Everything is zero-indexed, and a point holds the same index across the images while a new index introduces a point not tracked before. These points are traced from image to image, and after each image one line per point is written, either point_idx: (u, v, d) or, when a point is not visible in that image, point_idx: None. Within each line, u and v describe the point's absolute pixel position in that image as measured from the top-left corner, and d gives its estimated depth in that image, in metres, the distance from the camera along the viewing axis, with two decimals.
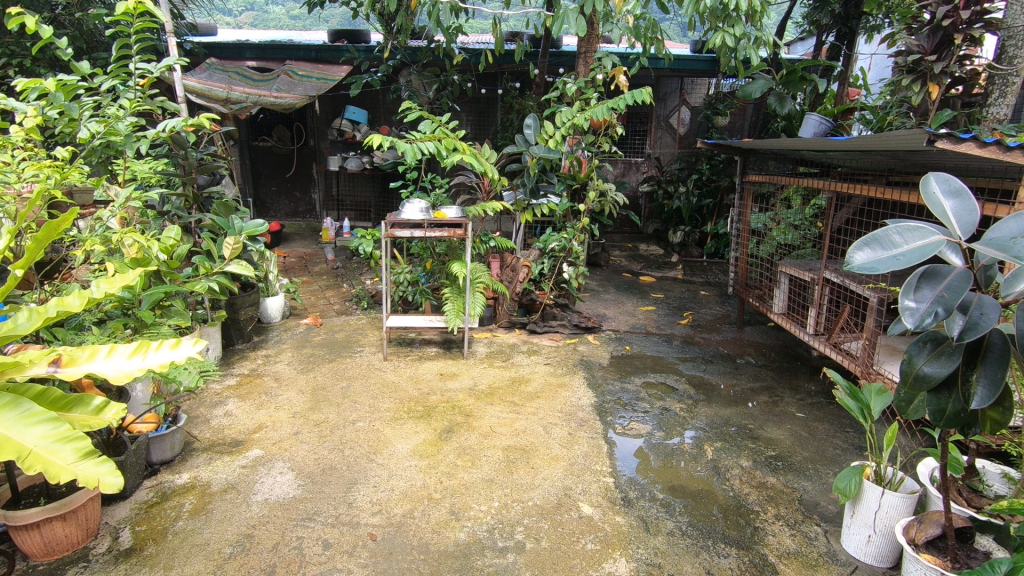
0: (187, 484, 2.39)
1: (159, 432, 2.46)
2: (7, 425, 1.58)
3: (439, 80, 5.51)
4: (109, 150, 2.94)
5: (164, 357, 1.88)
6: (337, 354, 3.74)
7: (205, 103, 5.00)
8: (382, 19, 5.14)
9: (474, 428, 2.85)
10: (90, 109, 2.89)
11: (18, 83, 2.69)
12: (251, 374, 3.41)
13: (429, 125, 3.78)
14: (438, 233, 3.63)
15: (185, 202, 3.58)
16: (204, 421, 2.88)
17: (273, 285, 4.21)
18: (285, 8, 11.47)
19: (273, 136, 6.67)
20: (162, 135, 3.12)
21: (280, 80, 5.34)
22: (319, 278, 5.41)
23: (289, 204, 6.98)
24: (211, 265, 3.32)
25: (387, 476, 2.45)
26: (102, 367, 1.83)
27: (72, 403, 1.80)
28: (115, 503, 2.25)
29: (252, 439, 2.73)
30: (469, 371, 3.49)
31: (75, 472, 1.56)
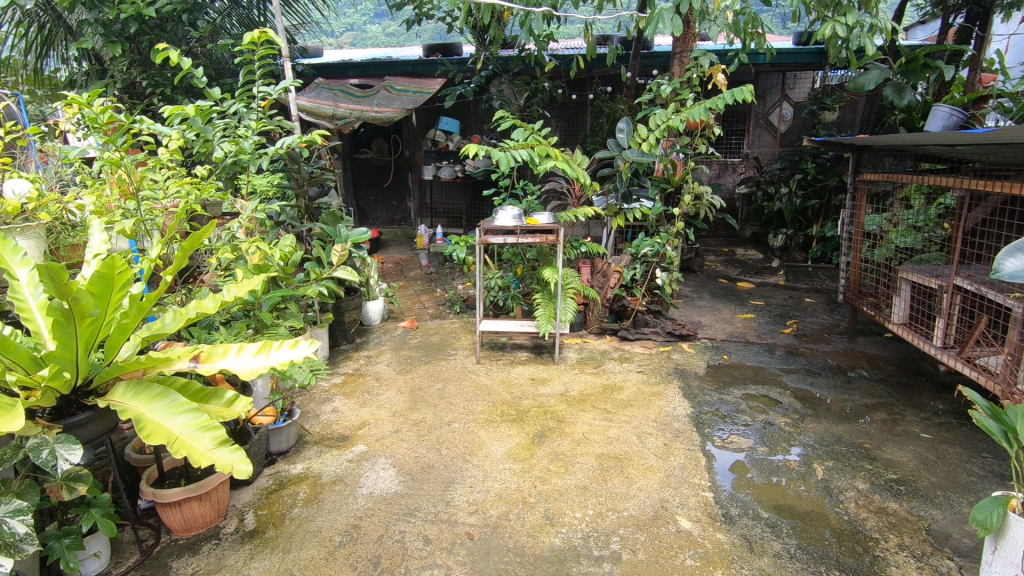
0: (301, 474, 2.58)
1: (276, 424, 2.68)
2: (158, 414, 1.79)
3: (530, 88, 5.58)
4: (236, 167, 3.25)
5: (285, 356, 2.05)
6: (433, 356, 3.88)
7: (314, 120, 5.38)
8: (475, 31, 5.29)
9: (566, 434, 2.85)
10: (222, 131, 3.20)
11: (165, 110, 3.03)
12: (354, 373, 3.63)
13: (522, 133, 3.85)
14: (531, 239, 3.66)
15: (298, 213, 3.90)
16: (314, 416, 3.09)
17: (373, 290, 4.44)
18: (382, 26, 12.16)
19: (372, 149, 7.03)
20: (279, 152, 3.39)
21: (380, 96, 5.67)
22: (415, 283, 5.66)
23: (386, 212, 7.35)
24: (320, 271, 3.57)
25: (482, 477, 2.51)
26: (233, 364, 2.03)
27: (208, 395, 2.00)
28: (240, 488, 2.47)
29: (357, 435, 2.90)
30: (560, 377, 3.50)
31: (213, 458, 1.73)
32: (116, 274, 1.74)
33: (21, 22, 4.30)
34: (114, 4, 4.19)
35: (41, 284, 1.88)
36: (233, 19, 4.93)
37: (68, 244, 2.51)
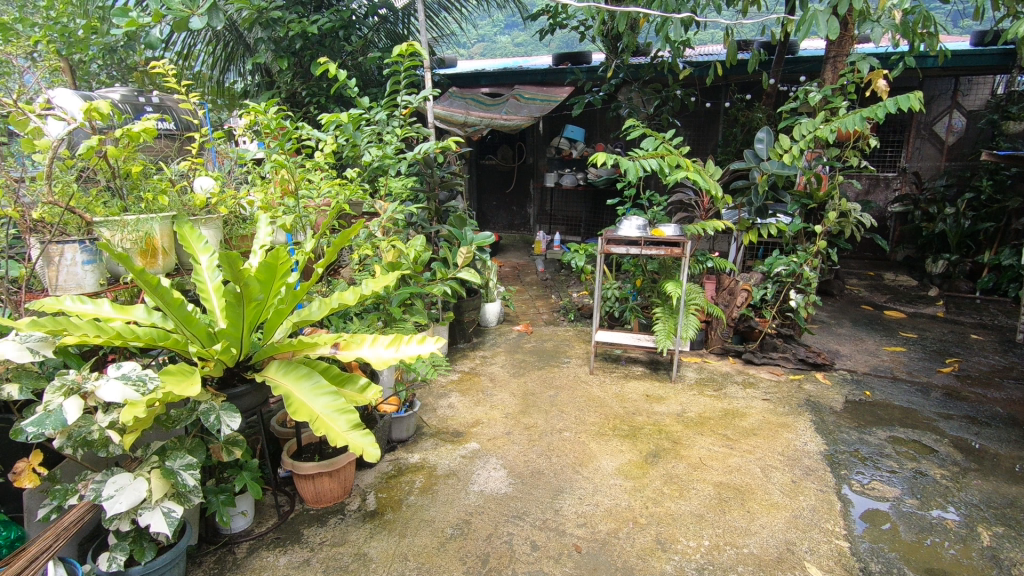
0: (418, 463, 2.71)
1: (398, 414, 2.81)
2: (303, 393, 1.97)
3: (660, 96, 5.43)
4: (378, 171, 3.49)
5: (413, 350, 2.17)
6: (546, 362, 3.90)
7: (446, 128, 5.65)
8: (607, 39, 5.25)
9: (682, 456, 2.72)
10: (369, 137, 3.46)
11: (323, 117, 3.34)
12: (470, 372, 3.75)
13: (652, 142, 3.76)
14: (655, 251, 3.55)
15: (428, 215, 4.12)
16: (432, 409, 3.24)
17: (492, 293, 4.57)
18: (511, 39, 12.60)
19: (497, 155, 7.25)
20: (417, 157, 3.59)
21: (509, 104, 5.84)
22: (530, 288, 5.74)
23: (507, 217, 7.55)
24: (446, 271, 3.73)
25: (592, 490, 2.47)
26: (368, 353, 2.18)
27: (345, 380, 2.16)
28: (364, 469, 2.65)
29: (471, 433, 2.99)
30: (677, 397, 3.35)
31: (347, 439, 1.87)
32: (279, 264, 1.93)
33: (210, 41, 4.95)
34: (285, 22, 4.68)
35: (218, 269, 2.16)
36: (381, 33, 5.36)
37: (239, 235, 2.80)
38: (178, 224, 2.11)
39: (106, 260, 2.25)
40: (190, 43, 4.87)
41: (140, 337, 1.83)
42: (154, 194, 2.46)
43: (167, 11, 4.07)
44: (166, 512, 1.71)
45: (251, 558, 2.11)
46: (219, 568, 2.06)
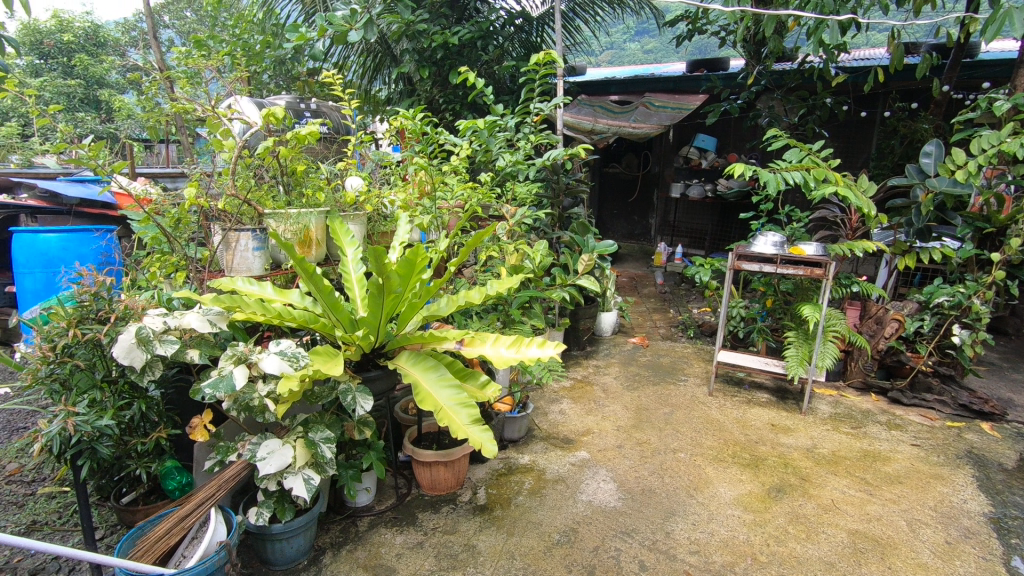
0: (527, 465, 2.74)
1: (512, 414, 2.87)
2: (430, 384, 2.07)
3: (807, 104, 5.03)
4: (508, 176, 3.59)
5: (533, 353, 2.21)
6: (662, 378, 3.77)
7: (573, 135, 5.67)
8: (750, 45, 4.98)
9: (811, 496, 2.50)
10: (502, 143, 3.57)
11: (461, 123, 3.49)
12: (583, 380, 3.73)
13: (796, 153, 3.50)
14: (792, 270, 3.28)
15: (552, 220, 4.16)
16: (543, 413, 3.27)
17: (609, 302, 4.52)
18: (641, 47, 12.45)
19: (622, 163, 7.16)
20: (546, 163, 3.64)
21: (638, 112, 5.74)
22: (648, 300, 5.59)
23: (626, 227, 7.42)
24: (566, 277, 3.75)
25: (706, 517, 2.35)
26: (490, 352, 2.25)
27: (466, 375, 2.24)
28: (476, 464, 2.74)
29: (581, 441, 2.97)
30: (808, 430, 3.08)
31: (468, 433, 1.94)
32: (418, 260, 2.05)
33: (363, 53, 5.39)
34: (429, 34, 4.97)
35: (362, 261, 2.35)
36: (516, 42, 5.52)
37: (380, 231, 3.01)
38: (331, 219, 2.32)
39: (271, 248, 2.53)
40: (345, 56, 5.35)
41: (295, 319, 2.04)
42: (314, 191, 2.73)
43: (329, 26, 4.51)
44: (306, 479, 1.89)
45: (371, 532, 2.26)
46: (343, 537, 2.23)
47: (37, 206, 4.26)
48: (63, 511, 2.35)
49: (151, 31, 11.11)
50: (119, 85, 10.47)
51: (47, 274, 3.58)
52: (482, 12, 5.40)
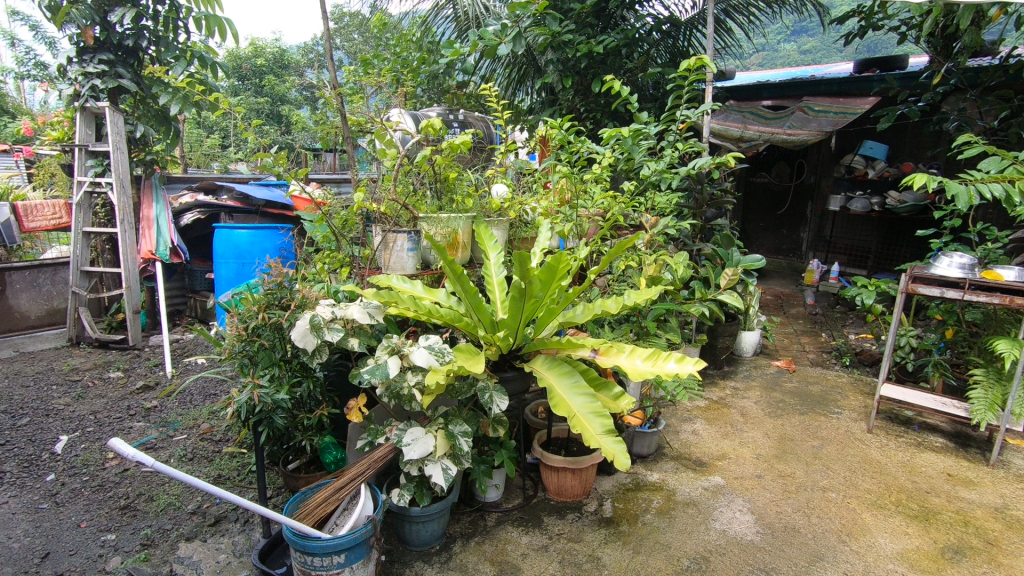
0: (657, 483, 2.65)
1: (642, 429, 2.80)
2: (564, 389, 2.10)
3: (1011, 105, 4.31)
4: (649, 185, 3.51)
5: (671, 368, 2.13)
6: (810, 408, 3.44)
7: (719, 141, 5.33)
8: (937, 39, 4.38)
9: (998, 563, 2.13)
10: (645, 151, 3.50)
11: (604, 132, 3.48)
12: (719, 402, 3.52)
13: (995, 163, 3.01)
14: (984, 298, 2.82)
15: (693, 232, 3.98)
16: (675, 432, 3.14)
17: (752, 320, 4.23)
18: (798, 47, 11.58)
19: (772, 173, 6.69)
20: (691, 172, 3.50)
21: (794, 117, 5.32)
22: (795, 322, 5.14)
23: (774, 241, 6.89)
24: (706, 291, 3.58)
25: (862, 568, 2.10)
26: (625, 363, 2.21)
27: (600, 385, 2.23)
28: (603, 476, 2.70)
29: (716, 465, 2.81)
30: (995, 486, 2.63)
31: (600, 443, 1.93)
32: (560, 266, 2.08)
33: (508, 65, 5.58)
34: (574, 44, 5.03)
35: (503, 265, 2.44)
36: (661, 48, 5.40)
37: (521, 237, 3.09)
38: (478, 224, 2.44)
39: (423, 250, 2.72)
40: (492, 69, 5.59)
41: (442, 317, 2.17)
42: (463, 197, 2.90)
43: (481, 41, 4.76)
44: (445, 469, 2.00)
45: (499, 528, 2.33)
46: (472, 529, 2.32)
47: (234, 206, 4.99)
48: (241, 469, 2.72)
49: (325, 53, 12.51)
50: (297, 101, 11.91)
51: (238, 264, 4.17)
52: (628, 20, 5.36)
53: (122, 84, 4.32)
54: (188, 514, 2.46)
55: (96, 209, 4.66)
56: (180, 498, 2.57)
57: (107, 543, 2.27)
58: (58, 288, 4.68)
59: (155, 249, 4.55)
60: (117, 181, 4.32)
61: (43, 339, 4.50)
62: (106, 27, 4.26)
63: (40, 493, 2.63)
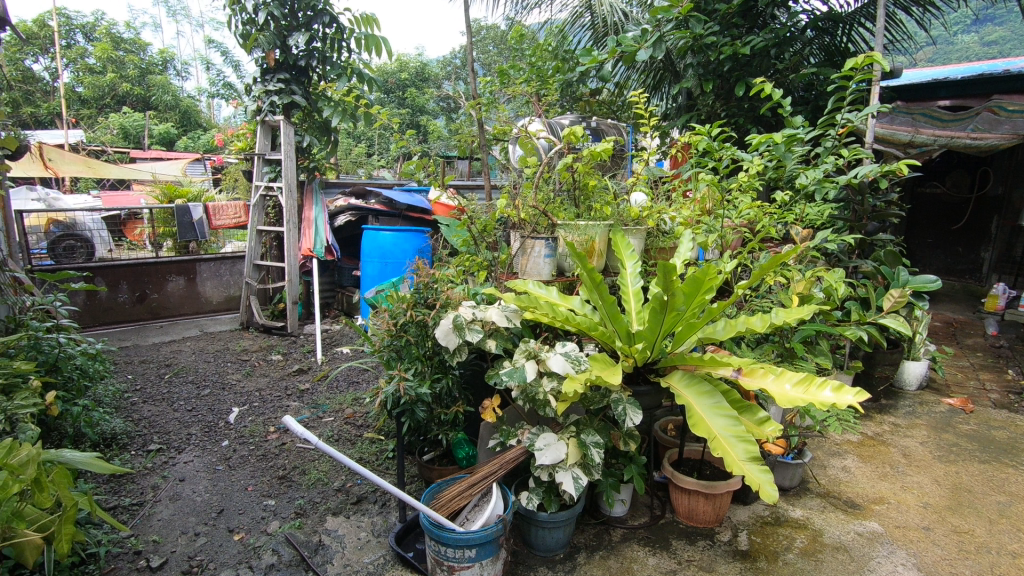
0: (800, 520, 2.43)
1: (784, 459, 2.58)
2: (704, 409, 1.99)
3: None
4: (802, 195, 3.23)
5: (826, 396, 1.93)
6: (993, 457, 2.95)
7: (884, 147, 4.80)
8: None
9: None
10: (798, 158, 3.23)
11: (753, 138, 3.27)
12: (874, 438, 3.15)
13: None
14: None
15: (849, 247, 3.60)
16: (821, 466, 2.86)
17: (917, 349, 3.74)
18: (980, 38, 10.14)
19: (946, 183, 5.91)
20: (852, 181, 3.17)
21: (980, 118, 4.63)
22: (972, 354, 4.45)
23: (946, 259, 6.05)
24: (863, 314, 3.22)
25: None
26: (771, 386, 2.05)
27: (743, 408, 2.08)
28: (738, 505, 2.53)
29: (872, 509, 2.51)
30: None
31: (743, 469, 1.80)
32: (706, 279, 1.98)
33: (645, 71, 5.46)
34: (718, 47, 4.70)
35: (640, 275, 2.37)
36: (816, 47, 4.98)
37: (658, 246, 2.94)
38: (616, 232, 2.41)
39: (559, 257, 2.73)
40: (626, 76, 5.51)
41: (576, 324, 2.16)
42: (601, 205, 2.87)
43: (620, 48, 4.70)
44: (575, 478, 1.99)
45: (624, 545, 2.26)
46: (597, 542, 2.28)
47: (380, 210, 5.38)
48: (379, 455, 2.92)
49: (462, 65, 13.16)
50: (434, 111, 12.67)
51: (382, 263, 4.50)
52: (779, 18, 4.97)
53: (295, 99, 4.88)
54: (335, 490, 2.68)
55: (267, 210, 5.28)
56: (327, 475, 2.82)
57: (268, 507, 2.55)
58: (234, 278, 5.38)
59: (313, 248, 5.07)
60: (286, 186, 4.82)
61: (221, 322, 5.24)
62: (285, 50, 4.83)
63: (217, 456, 3.02)
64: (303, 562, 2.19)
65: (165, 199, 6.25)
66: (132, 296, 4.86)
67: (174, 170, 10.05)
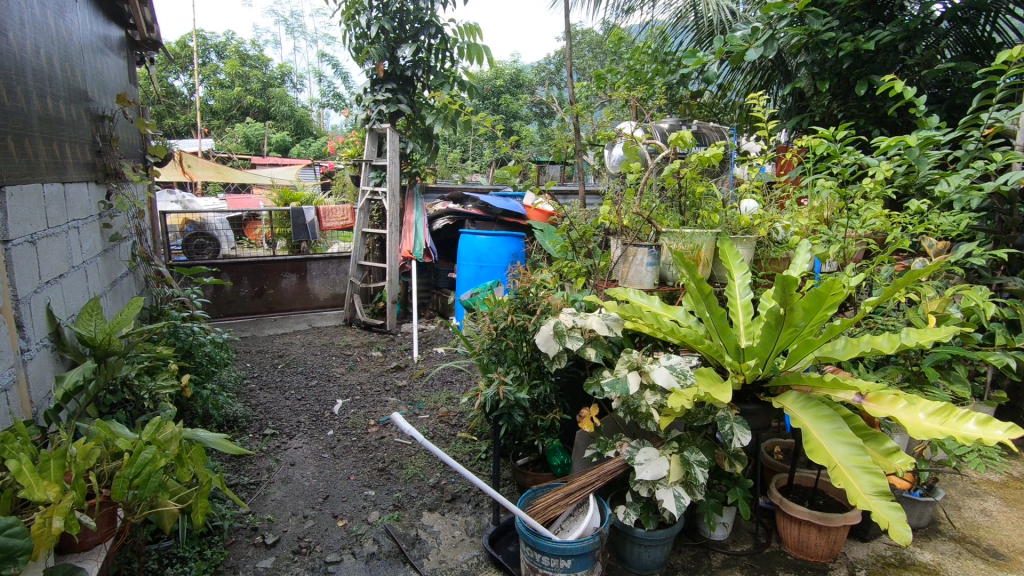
0: (929, 565, 2.19)
1: (910, 495, 2.33)
2: (823, 434, 1.84)
3: None
4: (937, 203, 2.92)
5: (970, 430, 1.72)
6: None
7: None
8: None
9: None
10: (935, 162, 2.92)
11: (879, 140, 3.00)
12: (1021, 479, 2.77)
13: None
14: None
15: (993, 262, 3.21)
16: (954, 507, 2.56)
17: None
18: None
19: None
20: (1001, 188, 2.81)
21: None
22: None
23: None
24: (1011, 337, 2.84)
25: None
26: (901, 414, 1.85)
27: (867, 436, 1.90)
28: (854, 541, 2.32)
29: (1019, 561, 2.21)
30: None
31: (870, 504, 1.64)
32: (830, 294, 1.84)
33: (752, 71, 5.18)
34: (837, 43, 4.35)
35: (750, 287, 2.24)
36: (954, 39, 4.49)
37: (769, 256, 2.78)
38: (724, 241, 2.30)
39: (662, 265, 2.66)
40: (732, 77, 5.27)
41: (681, 336, 2.08)
42: (709, 212, 2.78)
43: (727, 48, 4.49)
44: (677, 496, 1.91)
45: (726, 572, 2.14)
46: (696, 566, 2.18)
47: (476, 214, 5.50)
48: (473, 455, 2.97)
49: (556, 71, 13.23)
50: (527, 117, 12.83)
51: (479, 267, 4.60)
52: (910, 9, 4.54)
53: (401, 108, 5.11)
54: (430, 486, 2.76)
55: (372, 213, 5.56)
56: (423, 470, 2.91)
57: (369, 497, 2.67)
58: (340, 276, 5.71)
59: (413, 250, 5.24)
60: (390, 191, 5.05)
61: (327, 317, 5.59)
62: (393, 61, 5.08)
63: (323, 444, 3.22)
64: (401, 554, 2.27)
65: (281, 202, 6.78)
66: (252, 291, 5.32)
67: (289, 175, 10.89)
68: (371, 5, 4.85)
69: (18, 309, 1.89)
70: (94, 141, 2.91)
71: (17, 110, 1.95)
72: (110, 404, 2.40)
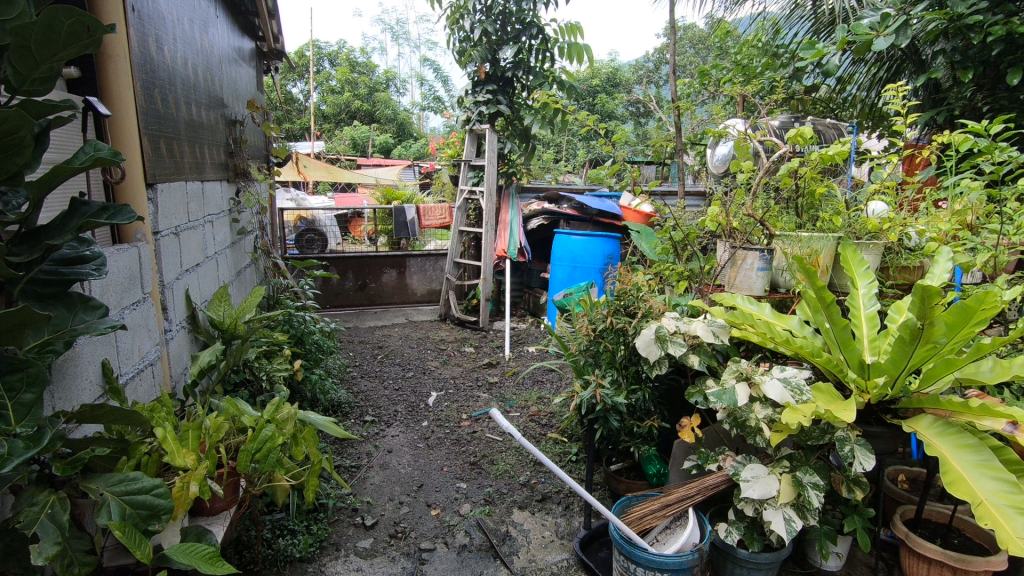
0: None
1: None
2: (964, 466, 1.63)
3: None
4: None
5: None
6: None
7: None
8: None
9: None
10: None
11: None
12: None
13: None
14: None
15: None
16: None
17: None
18: None
19: None
20: None
21: None
22: None
23: None
24: None
25: None
26: None
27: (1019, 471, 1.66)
28: None
29: None
30: None
31: None
32: (980, 307, 1.63)
33: (877, 63, 4.64)
34: (984, 27, 3.81)
35: (876, 296, 2.04)
36: None
37: (899, 264, 2.59)
38: (845, 246, 2.13)
39: (774, 270, 2.54)
40: (854, 70, 4.83)
41: (794, 347, 1.93)
42: (830, 214, 2.66)
43: (853, 36, 4.12)
44: (788, 519, 1.77)
45: None
46: None
47: (571, 214, 5.47)
48: (563, 456, 2.95)
49: (655, 68, 12.87)
50: (623, 116, 12.56)
51: (573, 268, 4.58)
52: None
53: (500, 109, 5.17)
54: (520, 484, 2.77)
55: (469, 213, 5.69)
56: (514, 467, 2.93)
57: (460, 489, 2.73)
58: (436, 273, 5.89)
59: (507, 249, 5.31)
60: (487, 190, 5.13)
61: (424, 312, 5.79)
62: (494, 63, 5.17)
63: (418, 434, 3.33)
64: (492, 549, 2.30)
65: (384, 201, 7.12)
66: (355, 284, 5.62)
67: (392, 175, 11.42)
68: (475, 8, 4.97)
69: (164, 293, 2.11)
70: (228, 143, 3.20)
71: (168, 115, 2.18)
72: (234, 383, 2.63)
